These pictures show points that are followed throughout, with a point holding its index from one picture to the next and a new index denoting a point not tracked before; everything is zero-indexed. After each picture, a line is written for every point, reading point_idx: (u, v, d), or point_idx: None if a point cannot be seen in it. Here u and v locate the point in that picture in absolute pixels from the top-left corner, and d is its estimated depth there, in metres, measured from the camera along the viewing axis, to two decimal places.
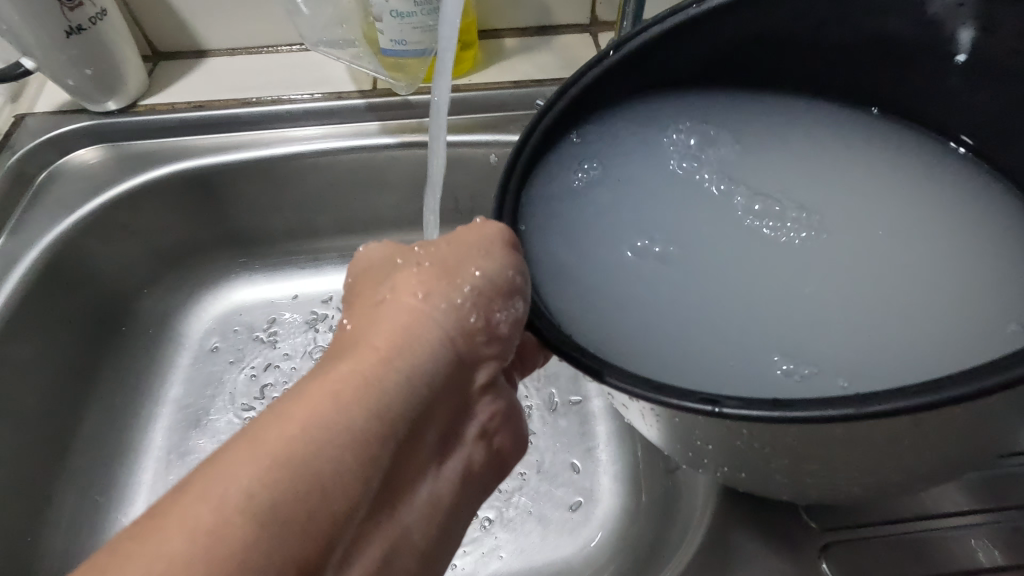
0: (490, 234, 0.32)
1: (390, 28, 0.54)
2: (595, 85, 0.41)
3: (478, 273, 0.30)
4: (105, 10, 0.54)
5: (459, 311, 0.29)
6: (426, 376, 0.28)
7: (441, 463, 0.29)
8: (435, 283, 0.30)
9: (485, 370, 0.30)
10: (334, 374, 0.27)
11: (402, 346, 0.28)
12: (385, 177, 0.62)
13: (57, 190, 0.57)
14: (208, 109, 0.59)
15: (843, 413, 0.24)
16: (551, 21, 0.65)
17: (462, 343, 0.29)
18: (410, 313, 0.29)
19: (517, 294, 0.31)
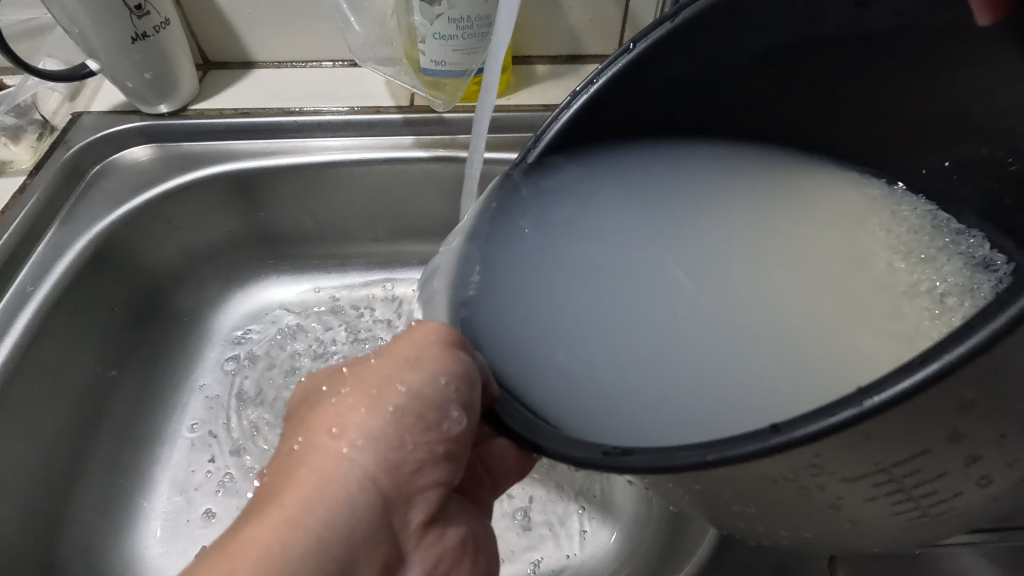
0: (421, 343, 0.34)
1: (432, 49, 0.57)
2: (576, 124, 0.45)
3: (403, 389, 0.32)
4: (168, 20, 0.57)
5: (381, 440, 0.32)
6: (348, 527, 0.30)
7: None
8: (358, 413, 0.32)
9: (417, 508, 0.32)
10: (248, 535, 0.29)
11: (321, 494, 0.30)
12: (416, 188, 0.65)
13: (107, 184, 0.60)
14: (254, 116, 0.62)
15: (846, 418, 0.23)
16: (581, 52, 0.69)
17: (386, 480, 0.31)
18: (333, 457, 0.31)
19: (449, 402, 0.33)
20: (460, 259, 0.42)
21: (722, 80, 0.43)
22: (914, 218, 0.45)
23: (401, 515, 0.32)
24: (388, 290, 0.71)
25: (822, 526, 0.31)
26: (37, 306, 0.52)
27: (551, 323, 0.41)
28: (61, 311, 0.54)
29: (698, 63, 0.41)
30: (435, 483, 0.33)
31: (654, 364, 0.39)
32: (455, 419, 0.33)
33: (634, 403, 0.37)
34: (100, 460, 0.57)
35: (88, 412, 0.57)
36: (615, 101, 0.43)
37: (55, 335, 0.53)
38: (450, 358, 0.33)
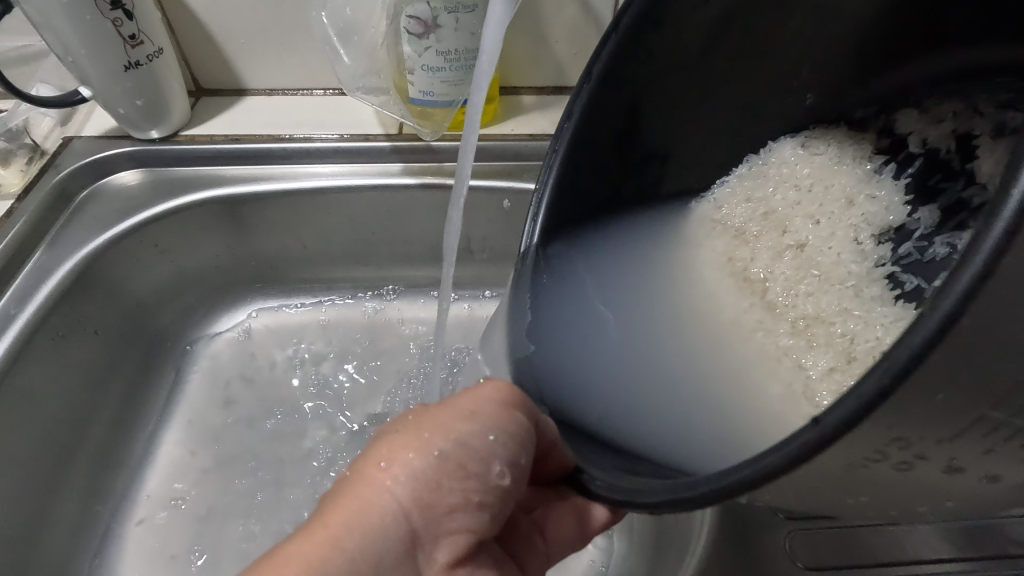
0: (482, 401, 0.35)
1: (421, 80, 0.59)
2: (573, 173, 0.45)
3: (452, 436, 0.33)
4: (161, 49, 0.58)
5: (421, 480, 0.32)
6: (377, 558, 0.30)
7: None
8: (404, 452, 0.32)
9: (445, 549, 0.31)
10: (289, 552, 0.29)
11: (358, 523, 0.30)
12: (404, 215, 0.66)
13: (96, 208, 0.61)
14: (244, 143, 0.64)
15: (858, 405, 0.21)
16: (567, 83, 0.71)
17: (418, 517, 0.31)
18: (375, 488, 0.31)
19: (493, 457, 0.33)
20: (508, 335, 0.45)
21: (705, 78, 0.44)
22: (952, 114, 0.42)
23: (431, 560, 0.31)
24: (372, 315, 0.72)
25: (863, 503, 0.29)
26: (20, 327, 0.52)
27: (587, 378, 0.42)
28: (43, 335, 0.53)
29: (680, 65, 0.43)
30: (465, 529, 0.32)
31: (675, 422, 0.38)
32: (497, 470, 0.33)
33: (652, 459, 0.35)
34: (78, 487, 0.56)
35: (69, 438, 0.56)
36: (602, 128, 0.44)
37: (35, 359, 0.53)
38: (506, 419, 0.34)
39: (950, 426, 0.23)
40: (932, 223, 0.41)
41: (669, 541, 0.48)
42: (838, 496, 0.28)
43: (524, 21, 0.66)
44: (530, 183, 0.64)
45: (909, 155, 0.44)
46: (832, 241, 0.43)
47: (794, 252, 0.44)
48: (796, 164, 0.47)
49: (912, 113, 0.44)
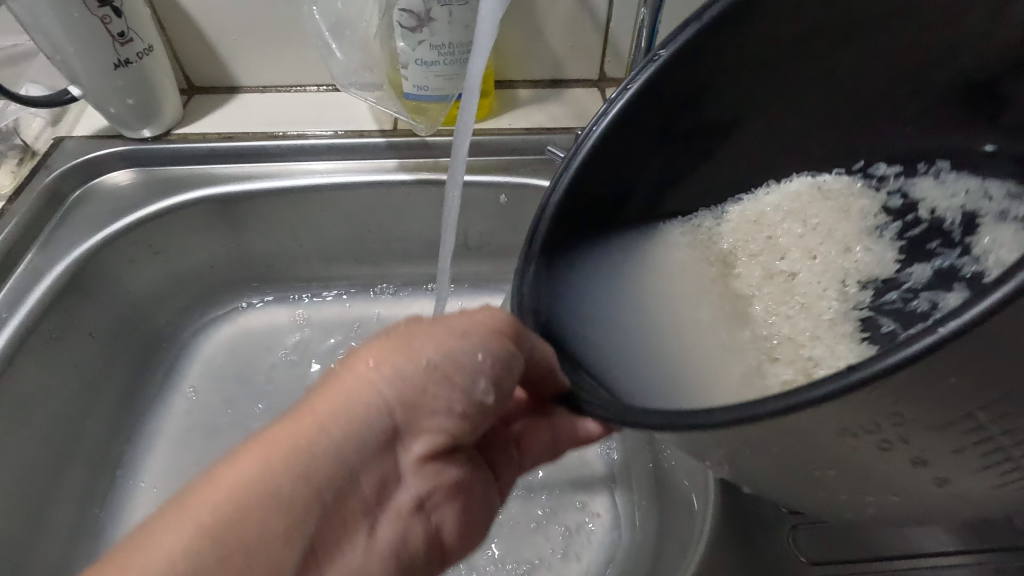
0: (476, 321, 0.34)
1: (415, 75, 0.58)
2: (610, 148, 0.41)
3: (442, 349, 0.32)
4: (151, 46, 0.57)
5: (406, 379, 0.32)
6: (358, 443, 0.30)
7: (373, 531, 0.30)
8: (391, 355, 0.32)
9: (420, 443, 0.32)
10: (273, 437, 0.30)
11: (343, 415, 0.31)
12: (400, 212, 0.66)
13: (89, 208, 0.60)
14: (238, 140, 0.63)
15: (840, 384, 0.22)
16: (564, 76, 0.70)
17: (400, 415, 0.32)
18: (362, 381, 0.32)
19: (480, 375, 0.32)
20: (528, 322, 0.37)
21: (767, 77, 0.41)
22: (965, 188, 0.43)
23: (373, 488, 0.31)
24: (369, 312, 0.71)
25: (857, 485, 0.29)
26: (11, 331, 0.51)
27: (626, 373, 0.37)
28: (36, 338, 0.53)
29: (738, 61, 0.40)
30: (444, 430, 0.32)
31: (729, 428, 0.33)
32: (475, 384, 0.32)
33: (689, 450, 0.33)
34: (75, 490, 0.56)
35: (65, 441, 0.56)
36: (650, 112, 0.41)
37: (27, 362, 0.52)
38: (502, 348, 0.33)
39: (957, 416, 0.23)
40: (923, 280, 0.41)
41: (671, 536, 0.48)
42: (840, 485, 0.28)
43: (519, 13, 0.65)
44: (527, 178, 0.63)
45: (916, 219, 0.44)
46: (821, 277, 0.43)
47: (785, 279, 0.43)
48: (808, 202, 0.46)
49: (929, 180, 0.44)
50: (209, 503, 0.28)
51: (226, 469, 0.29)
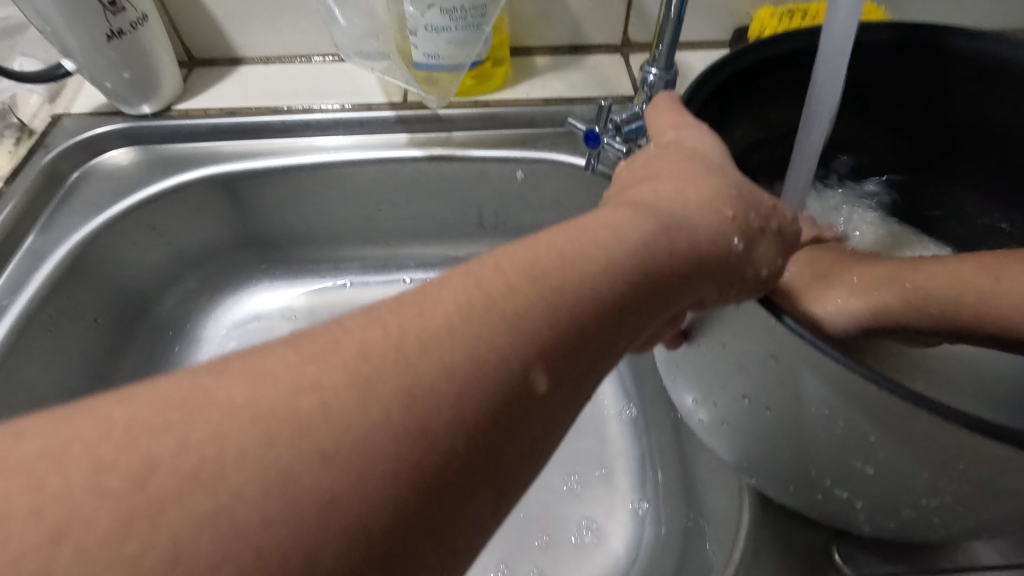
0: (700, 208, 0.28)
1: (425, 42, 0.54)
2: (740, 82, 0.38)
3: (703, 228, 0.27)
4: (145, 16, 0.54)
5: (669, 239, 0.26)
6: (592, 267, 0.24)
7: (567, 296, 0.23)
8: (649, 219, 0.27)
9: (538, 372, 0.22)
10: (529, 246, 0.25)
11: (585, 255, 0.25)
12: (409, 187, 0.63)
13: (87, 190, 0.58)
14: (240, 116, 0.60)
15: (962, 420, 0.21)
16: (584, 42, 0.65)
17: (636, 287, 0.25)
18: (617, 214, 0.27)
19: (731, 230, 0.28)
20: None
21: (880, 63, 0.43)
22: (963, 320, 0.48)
23: (532, 306, 0.23)
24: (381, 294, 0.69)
25: (907, 498, 0.27)
26: (13, 319, 0.49)
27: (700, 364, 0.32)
28: (38, 325, 0.51)
29: (862, 47, 0.42)
30: (624, 216, 0.27)
31: (754, 447, 0.31)
32: (754, 273, 0.28)
33: (747, 435, 0.31)
34: None
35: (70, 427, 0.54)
36: (778, 70, 0.40)
37: (31, 350, 0.51)
38: (724, 234, 0.27)
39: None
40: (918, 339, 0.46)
41: (698, 536, 0.45)
42: (896, 470, 0.25)
43: None
44: (545, 152, 0.60)
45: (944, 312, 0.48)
46: None
47: None
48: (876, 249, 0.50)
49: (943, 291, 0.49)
50: (454, 377, 0.21)
51: (436, 306, 0.23)
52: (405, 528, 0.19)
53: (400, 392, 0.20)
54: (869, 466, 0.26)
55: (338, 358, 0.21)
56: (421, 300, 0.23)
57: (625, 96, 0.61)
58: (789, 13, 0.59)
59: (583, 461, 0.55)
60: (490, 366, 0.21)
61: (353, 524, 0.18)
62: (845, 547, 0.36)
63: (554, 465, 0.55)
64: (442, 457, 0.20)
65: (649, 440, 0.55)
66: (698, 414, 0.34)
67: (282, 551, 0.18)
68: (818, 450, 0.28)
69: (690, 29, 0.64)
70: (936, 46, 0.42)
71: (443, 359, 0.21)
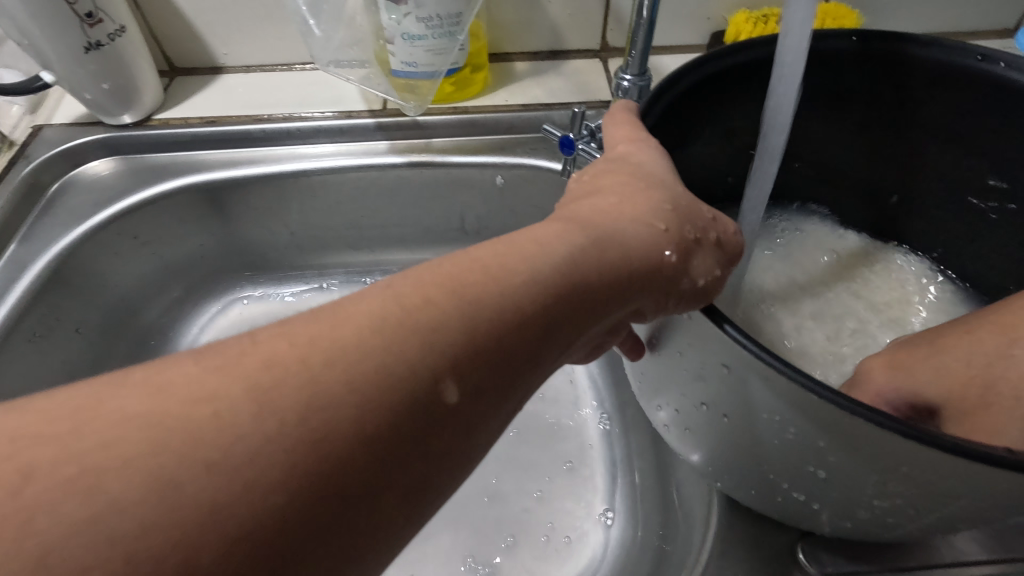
0: (633, 220, 0.29)
1: (401, 50, 0.54)
2: (699, 91, 0.38)
3: (632, 239, 0.28)
4: (123, 27, 0.54)
5: (596, 249, 0.27)
6: (508, 279, 0.25)
7: (479, 308, 0.24)
8: (576, 231, 0.28)
9: (446, 383, 0.23)
10: (453, 261, 0.26)
11: (504, 267, 0.25)
12: (391, 194, 0.63)
13: (68, 201, 0.58)
14: (221, 125, 0.60)
15: (897, 426, 0.22)
16: (563, 47, 0.66)
17: (554, 296, 0.25)
18: (545, 229, 0.28)
19: (664, 240, 0.29)
20: None
21: (843, 71, 0.43)
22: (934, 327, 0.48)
23: (445, 317, 0.23)
24: None
25: (861, 500, 0.27)
26: None
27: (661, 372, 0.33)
28: (19, 336, 0.51)
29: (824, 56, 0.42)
30: (550, 229, 0.28)
31: (717, 452, 0.32)
32: (688, 281, 0.29)
33: (710, 441, 0.32)
34: None
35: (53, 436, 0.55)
36: (737, 79, 0.40)
37: (13, 360, 0.51)
38: (656, 244, 0.28)
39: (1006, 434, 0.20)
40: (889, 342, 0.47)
41: (674, 537, 0.45)
42: (848, 474, 0.26)
43: None
44: (524, 157, 0.60)
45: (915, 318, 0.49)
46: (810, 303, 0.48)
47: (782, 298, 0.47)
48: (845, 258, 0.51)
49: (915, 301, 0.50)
50: (358, 389, 0.21)
51: (348, 318, 0.23)
52: (300, 539, 0.19)
53: (311, 403, 0.21)
54: (822, 470, 0.27)
55: (250, 371, 0.21)
56: (338, 313, 0.23)
57: (602, 101, 0.62)
58: (764, 16, 0.60)
59: (564, 464, 0.55)
60: (396, 377, 0.22)
61: (241, 531, 0.19)
62: (812, 548, 0.36)
63: (534, 468, 0.55)
64: (342, 467, 0.20)
65: (629, 442, 0.55)
66: (664, 420, 0.35)
67: (173, 558, 0.18)
68: (775, 456, 0.28)
69: (667, 34, 0.64)
70: (895, 54, 0.42)
71: (352, 370, 0.21)
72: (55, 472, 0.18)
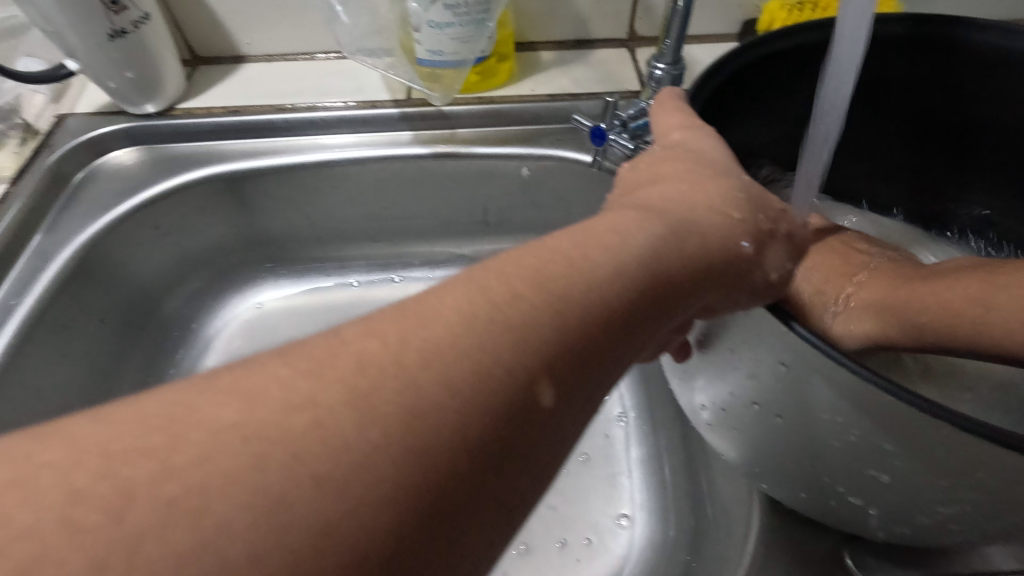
0: (709, 211, 0.28)
1: (428, 39, 0.53)
2: (745, 76, 0.37)
3: (710, 230, 0.27)
4: (148, 14, 0.54)
5: (677, 242, 0.26)
6: (597, 274, 0.24)
7: (570, 306, 0.23)
8: (655, 221, 0.26)
9: (542, 385, 0.22)
10: (534, 253, 0.25)
11: (590, 261, 0.24)
12: (414, 185, 0.62)
13: (92, 191, 0.58)
14: (244, 114, 0.59)
15: (978, 429, 0.21)
16: (589, 36, 0.65)
17: (642, 294, 0.24)
18: (622, 217, 0.27)
19: (739, 231, 0.28)
20: None
21: (889, 58, 0.42)
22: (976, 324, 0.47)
23: (536, 316, 0.22)
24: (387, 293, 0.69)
25: (923, 506, 0.26)
26: (21, 320, 0.49)
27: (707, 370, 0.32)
28: (44, 326, 0.51)
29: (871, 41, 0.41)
30: (628, 218, 0.27)
31: (766, 453, 0.31)
32: (763, 275, 0.28)
33: (758, 442, 0.31)
34: None
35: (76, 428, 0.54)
36: (784, 65, 0.39)
37: (39, 350, 0.51)
38: (731, 234, 0.27)
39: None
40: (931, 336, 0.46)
41: (707, 537, 0.44)
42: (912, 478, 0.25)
43: None
44: (551, 149, 0.59)
45: None
46: None
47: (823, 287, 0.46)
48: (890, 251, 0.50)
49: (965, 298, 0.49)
50: (456, 391, 0.20)
51: (438, 315, 0.22)
52: (409, 552, 0.19)
53: (400, 404, 0.20)
54: (883, 473, 0.26)
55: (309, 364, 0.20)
56: (422, 309, 0.23)
57: (631, 92, 0.61)
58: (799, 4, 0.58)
59: (590, 462, 0.54)
60: (492, 380, 0.21)
61: (353, 543, 0.18)
62: (856, 553, 0.35)
63: (560, 465, 0.54)
64: (444, 476, 0.20)
65: (656, 440, 0.54)
66: (707, 420, 0.34)
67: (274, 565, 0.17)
68: (832, 459, 0.27)
69: (697, 23, 0.63)
70: (947, 41, 0.41)
71: (444, 372, 0.21)
72: (105, 470, 0.18)
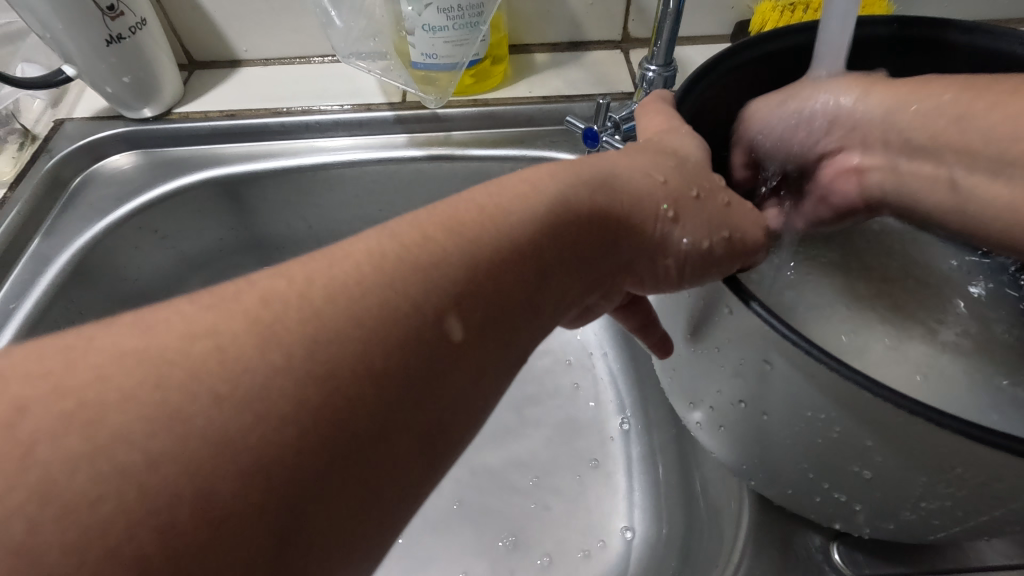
0: (625, 172, 0.30)
1: (422, 42, 0.54)
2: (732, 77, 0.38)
3: (622, 186, 0.30)
4: (144, 19, 0.54)
5: (587, 195, 0.28)
6: (502, 220, 0.26)
7: (478, 248, 0.25)
8: (564, 173, 0.29)
9: (450, 318, 0.23)
10: (447, 206, 0.27)
11: (498, 210, 0.26)
12: (409, 187, 0.63)
13: (90, 195, 0.58)
14: (240, 118, 0.60)
15: (951, 423, 0.21)
16: (583, 38, 0.65)
17: (545, 235, 0.27)
18: (534, 173, 0.29)
19: (656, 190, 0.30)
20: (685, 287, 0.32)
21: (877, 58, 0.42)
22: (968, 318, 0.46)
23: (445, 257, 0.24)
24: None
25: (906, 501, 0.26)
26: (20, 323, 0.50)
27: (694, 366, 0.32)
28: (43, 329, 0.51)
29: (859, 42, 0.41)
30: (542, 174, 0.29)
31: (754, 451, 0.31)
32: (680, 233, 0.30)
33: (746, 440, 0.31)
34: None
35: None
36: (772, 66, 0.39)
37: None
38: (642, 189, 0.30)
39: None
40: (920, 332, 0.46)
41: (700, 534, 0.45)
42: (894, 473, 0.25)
43: None
44: (545, 150, 0.59)
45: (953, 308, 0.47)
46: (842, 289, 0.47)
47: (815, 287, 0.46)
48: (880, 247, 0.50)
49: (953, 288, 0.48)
50: (364, 320, 0.22)
51: (349, 257, 0.24)
52: (315, 475, 0.19)
53: (316, 336, 0.21)
54: (867, 469, 0.26)
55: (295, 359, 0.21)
56: (334, 252, 0.24)
57: (624, 93, 0.61)
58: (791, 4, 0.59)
59: (589, 463, 0.55)
60: (399, 312, 0.22)
61: (257, 464, 0.19)
62: (846, 549, 0.36)
63: (556, 465, 0.55)
64: (350, 398, 0.21)
65: (651, 439, 0.55)
66: (696, 417, 0.34)
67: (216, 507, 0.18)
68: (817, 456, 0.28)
69: (690, 24, 0.63)
70: (933, 41, 0.41)
71: (357, 306, 0.22)
72: None
